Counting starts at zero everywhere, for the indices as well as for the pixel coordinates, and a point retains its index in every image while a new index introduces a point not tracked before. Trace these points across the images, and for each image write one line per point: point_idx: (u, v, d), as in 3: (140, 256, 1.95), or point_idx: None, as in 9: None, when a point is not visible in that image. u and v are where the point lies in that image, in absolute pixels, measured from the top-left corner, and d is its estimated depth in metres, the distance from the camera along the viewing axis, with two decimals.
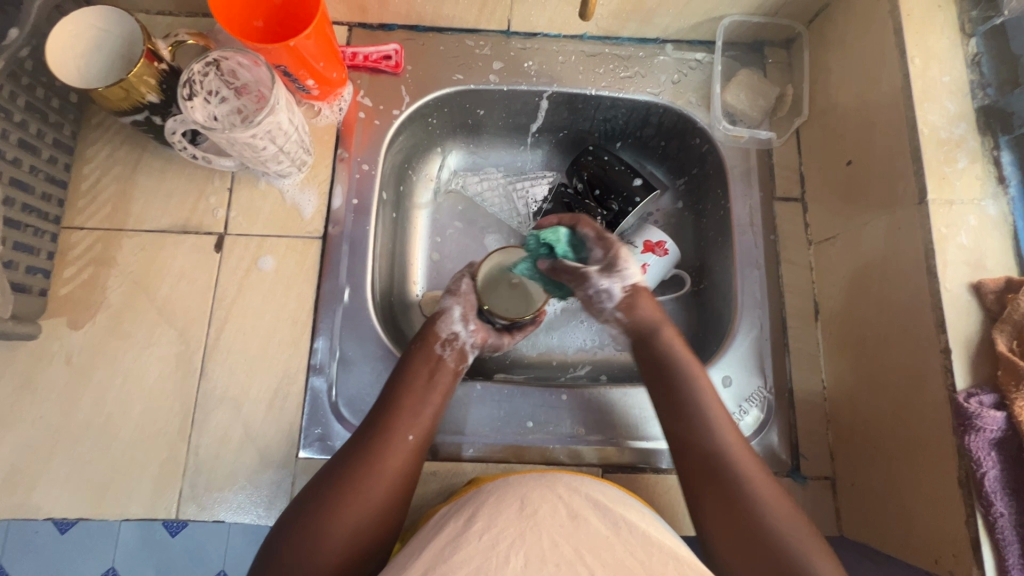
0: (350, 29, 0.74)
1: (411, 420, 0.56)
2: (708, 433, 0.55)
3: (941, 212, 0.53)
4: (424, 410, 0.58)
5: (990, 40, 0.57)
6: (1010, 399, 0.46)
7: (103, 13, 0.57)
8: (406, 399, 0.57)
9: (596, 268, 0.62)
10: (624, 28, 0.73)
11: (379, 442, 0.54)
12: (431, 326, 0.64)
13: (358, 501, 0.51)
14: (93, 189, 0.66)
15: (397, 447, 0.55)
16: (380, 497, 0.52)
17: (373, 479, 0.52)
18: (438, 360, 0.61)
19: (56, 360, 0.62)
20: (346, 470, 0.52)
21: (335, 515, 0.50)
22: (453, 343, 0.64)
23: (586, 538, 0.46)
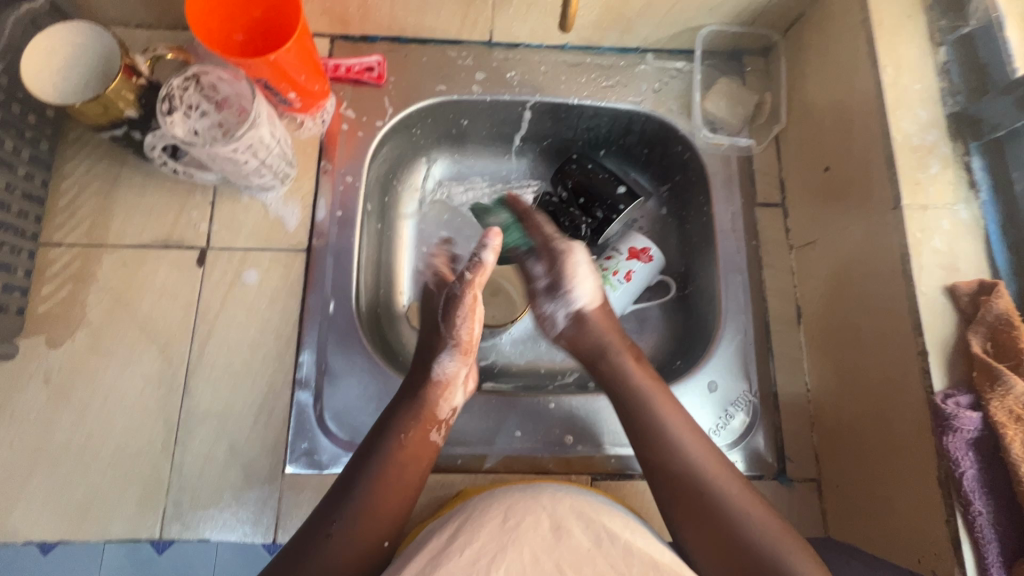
0: (332, 41, 0.74)
1: (402, 488, 0.54)
2: (675, 460, 0.55)
3: (916, 217, 0.54)
4: (415, 476, 0.55)
5: (959, 49, 0.58)
6: (986, 399, 0.47)
7: (80, 28, 0.57)
8: (394, 466, 0.55)
9: (542, 287, 0.65)
10: (605, 38, 0.74)
11: (366, 501, 0.53)
12: (429, 407, 0.58)
13: (340, 561, 0.50)
14: (72, 204, 0.66)
15: (384, 509, 0.53)
16: (363, 560, 0.51)
17: (360, 542, 0.51)
18: (433, 445, 0.58)
19: (34, 380, 0.61)
20: (330, 529, 0.51)
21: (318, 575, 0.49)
22: (448, 420, 0.60)
23: (568, 553, 0.48)
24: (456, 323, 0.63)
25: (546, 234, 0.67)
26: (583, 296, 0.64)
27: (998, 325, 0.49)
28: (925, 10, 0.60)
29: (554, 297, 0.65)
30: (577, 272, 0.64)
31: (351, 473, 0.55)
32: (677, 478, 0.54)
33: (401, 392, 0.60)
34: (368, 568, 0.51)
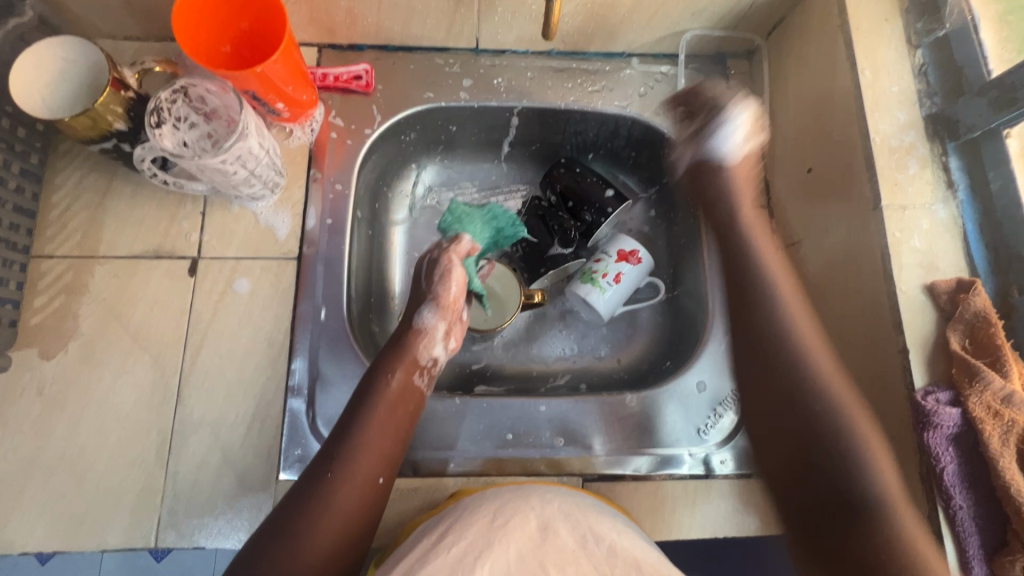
0: (320, 50, 0.74)
1: (389, 426, 0.58)
2: (788, 368, 0.55)
3: (895, 217, 0.55)
4: (400, 419, 0.59)
5: (935, 51, 0.60)
6: (964, 396, 0.48)
7: (66, 43, 0.57)
8: (381, 406, 0.58)
9: None
10: (590, 43, 0.75)
11: (358, 446, 0.55)
12: (410, 350, 0.63)
13: (340, 503, 0.52)
14: (62, 217, 0.66)
15: (374, 453, 0.56)
16: (362, 502, 0.53)
17: (357, 481, 0.54)
18: (417, 389, 0.62)
19: (28, 392, 0.61)
20: (327, 477, 0.53)
21: (322, 521, 0.51)
22: (430, 369, 0.64)
23: (553, 552, 0.48)
24: (435, 283, 0.67)
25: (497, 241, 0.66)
26: None
27: (975, 322, 0.50)
28: (901, 13, 0.61)
29: None
30: None
31: (340, 426, 0.57)
32: (783, 385, 0.54)
33: (384, 347, 0.63)
34: (368, 512, 0.54)
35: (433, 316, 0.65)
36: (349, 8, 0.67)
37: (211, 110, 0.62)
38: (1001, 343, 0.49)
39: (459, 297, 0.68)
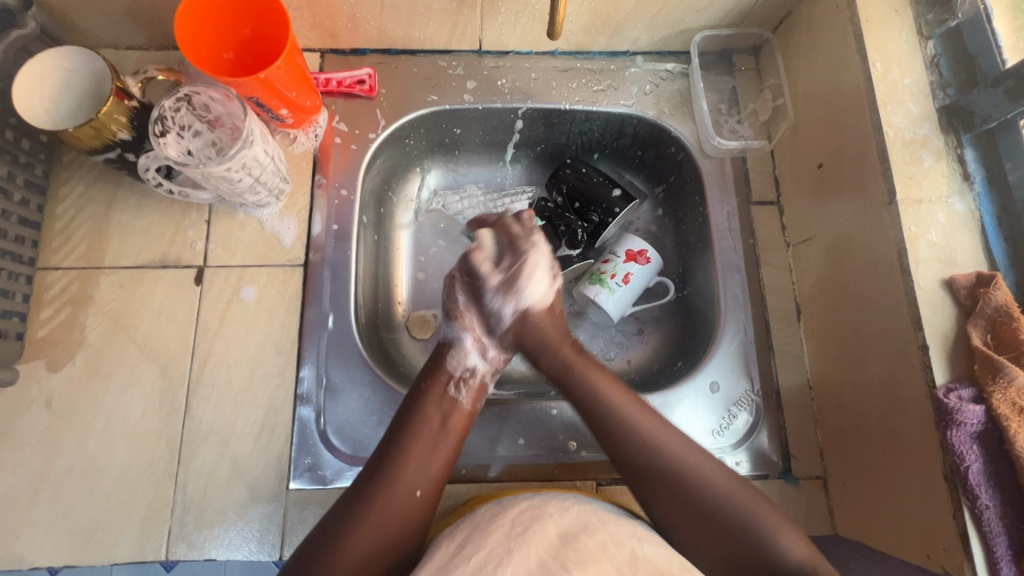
0: (322, 55, 0.74)
1: (427, 442, 0.56)
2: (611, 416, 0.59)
3: (910, 211, 0.54)
4: (440, 438, 0.57)
5: (947, 41, 0.59)
6: (987, 392, 0.47)
7: (69, 53, 0.57)
8: (428, 423, 0.57)
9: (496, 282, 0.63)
10: (594, 42, 0.74)
11: (401, 463, 0.54)
12: (442, 364, 0.62)
13: (382, 524, 0.51)
14: (67, 228, 0.66)
15: (415, 469, 0.54)
16: (404, 523, 0.52)
17: (398, 500, 0.52)
18: (454, 403, 0.60)
19: (35, 405, 0.61)
20: (370, 494, 0.52)
21: (359, 540, 0.50)
22: (469, 380, 0.62)
23: (574, 553, 0.47)
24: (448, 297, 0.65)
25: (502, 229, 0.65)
26: (535, 294, 0.64)
27: (997, 317, 0.49)
28: (911, 5, 0.60)
29: (504, 295, 0.63)
30: (532, 272, 0.63)
31: (384, 441, 0.57)
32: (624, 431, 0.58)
33: (424, 363, 0.63)
34: (411, 527, 0.52)
35: (453, 330, 0.64)
36: (351, 12, 0.67)
37: (215, 118, 0.61)
38: None
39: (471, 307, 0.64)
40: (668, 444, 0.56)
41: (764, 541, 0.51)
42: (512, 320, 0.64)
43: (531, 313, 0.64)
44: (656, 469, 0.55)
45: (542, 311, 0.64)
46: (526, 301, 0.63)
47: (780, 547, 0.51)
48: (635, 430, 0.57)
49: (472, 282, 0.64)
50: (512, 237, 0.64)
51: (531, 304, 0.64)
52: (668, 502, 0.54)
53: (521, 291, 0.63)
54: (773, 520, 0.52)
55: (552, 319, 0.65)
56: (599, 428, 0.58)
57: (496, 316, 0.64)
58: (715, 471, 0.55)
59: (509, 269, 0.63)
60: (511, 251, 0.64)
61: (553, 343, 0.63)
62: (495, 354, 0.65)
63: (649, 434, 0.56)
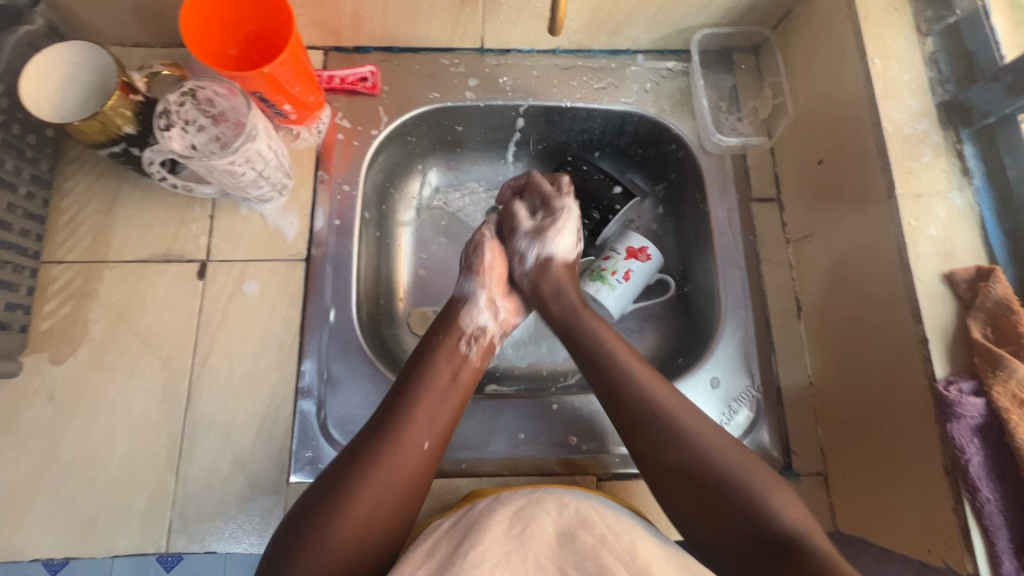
0: (326, 53, 0.75)
1: (436, 396, 0.57)
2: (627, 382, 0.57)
3: (910, 206, 0.55)
4: (450, 393, 0.58)
5: (946, 37, 0.59)
6: (988, 385, 0.47)
7: (76, 48, 0.58)
8: (439, 377, 0.59)
9: (527, 226, 0.68)
10: (595, 40, 0.75)
11: (410, 416, 0.55)
12: (455, 320, 0.64)
13: (392, 472, 0.52)
14: (72, 222, 0.66)
15: (424, 422, 0.55)
16: (413, 473, 0.53)
17: (407, 451, 0.53)
18: (464, 358, 0.62)
19: (38, 397, 0.61)
20: (379, 444, 0.53)
21: (369, 487, 0.50)
22: (479, 338, 0.64)
23: (573, 555, 0.47)
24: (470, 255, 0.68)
25: (545, 185, 0.71)
26: (561, 244, 0.67)
27: (997, 310, 0.49)
28: (910, 2, 0.61)
29: (531, 239, 0.67)
30: (560, 225, 0.68)
31: (391, 396, 0.57)
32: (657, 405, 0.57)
33: (434, 319, 0.65)
34: (420, 480, 0.53)
35: (471, 284, 0.66)
36: (355, 10, 0.68)
37: (219, 113, 0.62)
38: None
39: (496, 266, 0.67)
40: (670, 409, 0.55)
41: (757, 499, 0.49)
42: (534, 263, 0.67)
43: (554, 260, 0.67)
44: (659, 437, 0.54)
45: (562, 264, 0.68)
46: (551, 249, 0.67)
47: (771, 510, 0.49)
48: (651, 400, 0.56)
49: (504, 227, 0.70)
50: (546, 194, 0.70)
51: (555, 254, 0.67)
52: (676, 475, 0.52)
53: (549, 238, 0.67)
54: (767, 485, 0.51)
55: (570, 271, 0.68)
56: (612, 400, 0.57)
57: (521, 258, 0.68)
58: (719, 438, 0.54)
59: (540, 220, 0.69)
60: (546, 207, 0.69)
61: (565, 288, 0.66)
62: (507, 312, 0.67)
63: (660, 400, 0.56)
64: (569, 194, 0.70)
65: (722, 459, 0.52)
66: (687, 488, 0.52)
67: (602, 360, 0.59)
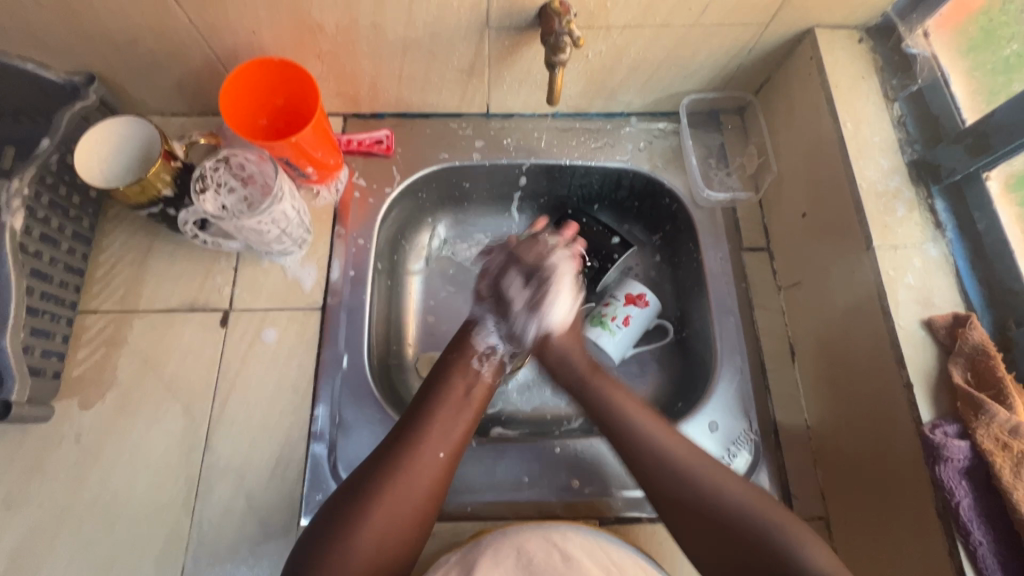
0: (345, 119, 0.82)
1: (453, 409, 0.61)
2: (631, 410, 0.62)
3: (887, 256, 0.58)
4: (464, 406, 0.62)
5: (911, 103, 0.65)
6: (972, 428, 0.49)
7: (125, 120, 0.65)
8: (454, 391, 0.62)
9: (522, 307, 0.67)
10: (592, 105, 0.81)
11: (427, 427, 0.58)
12: (468, 339, 0.68)
13: (411, 479, 0.55)
14: (107, 275, 0.72)
15: (440, 433, 0.58)
16: (429, 483, 0.56)
17: (425, 462, 0.56)
18: (477, 375, 0.65)
19: (65, 441, 0.64)
20: (396, 454, 0.56)
21: (390, 494, 0.54)
22: (490, 356, 0.68)
23: None
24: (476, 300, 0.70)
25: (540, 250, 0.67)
26: (558, 314, 0.67)
27: (975, 355, 0.52)
28: (877, 72, 0.67)
29: (530, 315, 0.67)
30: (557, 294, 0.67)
31: (408, 413, 0.61)
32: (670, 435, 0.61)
33: (449, 341, 0.69)
34: (435, 490, 0.56)
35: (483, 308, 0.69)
36: (372, 83, 0.75)
37: (249, 175, 0.68)
38: (1002, 374, 0.50)
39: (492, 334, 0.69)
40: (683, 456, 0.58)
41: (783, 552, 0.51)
42: (535, 338, 0.68)
43: (553, 334, 0.68)
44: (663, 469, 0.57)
45: (562, 332, 0.68)
46: (549, 322, 0.67)
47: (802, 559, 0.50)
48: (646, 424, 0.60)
49: (500, 305, 0.68)
50: (531, 264, 0.66)
51: (553, 325, 0.68)
52: (671, 507, 0.56)
53: (545, 310, 0.67)
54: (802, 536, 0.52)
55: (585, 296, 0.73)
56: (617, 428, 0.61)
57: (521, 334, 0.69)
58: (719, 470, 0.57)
59: (531, 292, 0.67)
60: (539, 275, 0.66)
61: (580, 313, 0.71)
62: (515, 335, 0.70)
63: (661, 442, 0.59)
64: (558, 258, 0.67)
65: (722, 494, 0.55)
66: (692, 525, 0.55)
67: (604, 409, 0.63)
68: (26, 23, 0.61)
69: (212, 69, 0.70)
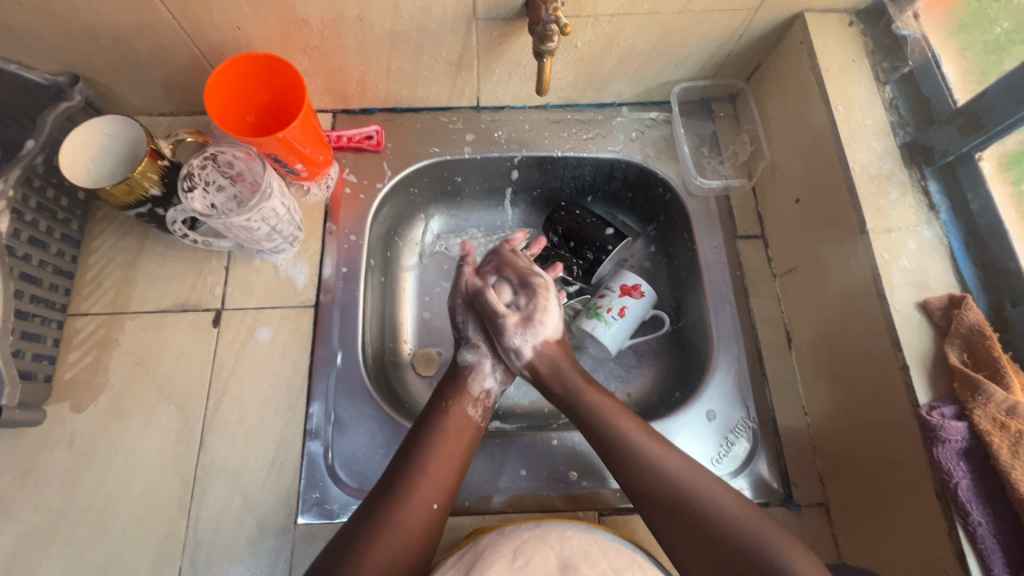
0: (334, 115, 0.81)
1: (446, 455, 0.60)
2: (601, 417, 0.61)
3: (881, 239, 0.58)
4: (456, 454, 0.61)
5: (903, 85, 0.65)
6: (969, 409, 0.49)
7: (110, 120, 0.64)
8: (439, 439, 0.60)
9: (515, 319, 0.67)
10: (582, 96, 0.81)
11: (414, 481, 0.57)
12: (465, 385, 0.66)
13: (404, 532, 0.54)
14: (97, 277, 0.71)
15: (433, 483, 0.58)
16: (425, 529, 0.56)
17: (417, 511, 0.56)
18: (472, 420, 0.64)
19: (58, 445, 0.64)
20: (383, 513, 0.55)
21: (384, 549, 0.53)
22: (483, 401, 0.67)
23: None
24: (467, 328, 0.71)
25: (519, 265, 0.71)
26: (547, 328, 0.68)
27: (971, 336, 0.51)
28: (867, 55, 0.67)
29: (524, 330, 0.66)
30: (547, 307, 0.68)
31: (399, 459, 0.59)
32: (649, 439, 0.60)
33: (442, 381, 0.68)
34: (430, 535, 0.56)
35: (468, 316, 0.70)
36: (361, 78, 0.74)
37: (237, 173, 0.67)
38: (998, 354, 0.49)
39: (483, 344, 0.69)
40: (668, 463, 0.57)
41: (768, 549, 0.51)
42: (531, 352, 0.67)
43: (545, 345, 0.67)
44: (645, 473, 0.57)
45: (552, 345, 0.68)
46: (541, 334, 0.67)
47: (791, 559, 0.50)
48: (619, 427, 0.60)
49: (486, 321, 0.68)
50: (523, 272, 0.70)
51: (545, 337, 0.67)
52: (666, 518, 0.55)
53: (538, 325, 0.67)
54: (778, 540, 0.52)
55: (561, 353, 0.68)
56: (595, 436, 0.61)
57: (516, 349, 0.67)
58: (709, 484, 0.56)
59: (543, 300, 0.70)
60: (527, 286, 0.69)
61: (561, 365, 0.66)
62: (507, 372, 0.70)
63: (640, 445, 0.58)
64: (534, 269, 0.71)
65: (712, 503, 0.54)
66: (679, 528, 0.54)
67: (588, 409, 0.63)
68: (8, 25, 0.60)
69: (198, 66, 0.70)
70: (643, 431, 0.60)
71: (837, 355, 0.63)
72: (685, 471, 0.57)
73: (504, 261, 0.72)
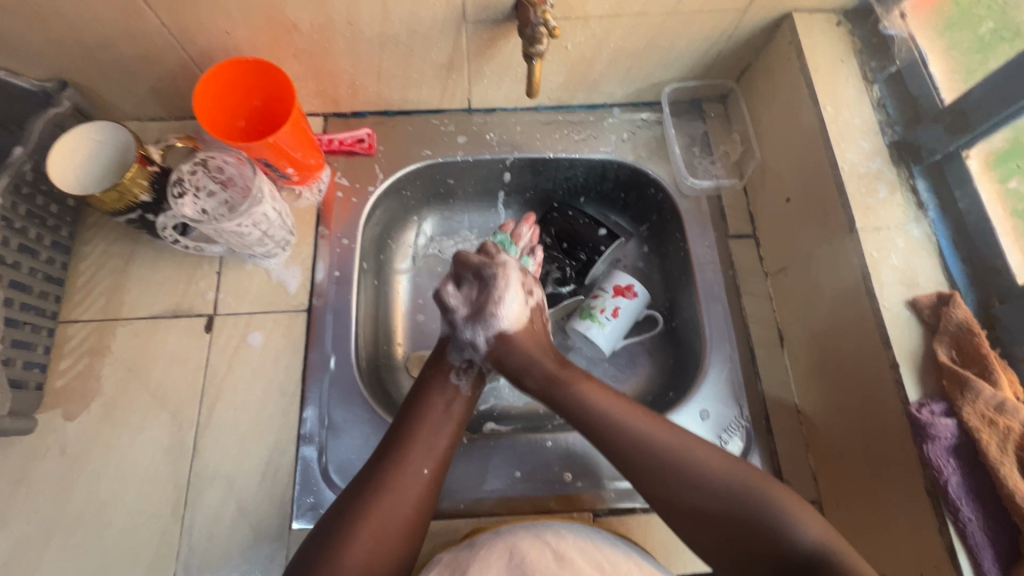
0: (326, 119, 0.81)
1: (435, 424, 0.61)
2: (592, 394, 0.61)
3: (871, 238, 0.58)
4: (445, 420, 0.62)
5: (890, 84, 0.65)
6: (958, 406, 0.49)
7: (99, 126, 0.64)
8: (429, 409, 0.62)
9: (465, 316, 0.67)
10: (573, 97, 0.81)
11: (404, 448, 0.58)
12: (443, 356, 0.68)
13: (397, 500, 0.55)
14: (88, 284, 0.71)
15: (422, 450, 0.58)
16: (417, 497, 0.56)
17: (409, 478, 0.56)
18: (457, 389, 0.65)
19: (50, 453, 0.63)
20: (378, 478, 0.56)
21: (374, 514, 0.53)
22: (467, 368, 0.67)
23: None
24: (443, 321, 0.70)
25: (477, 258, 0.68)
26: (506, 319, 0.66)
27: (960, 333, 0.52)
28: (856, 54, 0.67)
29: (474, 324, 0.67)
30: (504, 297, 0.66)
31: (392, 429, 0.61)
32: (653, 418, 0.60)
33: (426, 360, 0.69)
34: (423, 503, 0.56)
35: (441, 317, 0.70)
36: (351, 81, 0.74)
37: (228, 178, 0.67)
38: (986, 351, 0.50)
39: (455, 350, 0.68)
40: (682, 445, 0.57)
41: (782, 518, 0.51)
42: (487, 347, 0.66)
43: (506, 336, 0.66)
44: (648, 453, 0.57)
45: (519, 332, 0.66)
46: (498, 327, 0.66)
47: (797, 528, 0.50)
48: (616, 407, 0.60)
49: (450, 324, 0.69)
50: (479, 266, 0.67)
51: (506, 328, 0.66)
52: (675, 508, 0.55)
53: (492, 319, 0.66)
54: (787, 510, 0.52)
55: (532, 337, 0.66)
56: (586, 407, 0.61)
57: (473, 345, 0.67)
58: (712, 458, 0.56)
59: (478, 295, 0.67)
60: (482, 280, 0.67)
61: (535, 360, 0.64)
62: (489, 340, 0.70)
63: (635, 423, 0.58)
64: (502, 260, 0.68)
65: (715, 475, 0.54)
66: (690, 511, 0.54)
67: (578, 382, 0.63)
68: None
69: (188, 71, 0.69)
70: (642, 410, 0.60)
71: (828, 352, 0.64)
72: (692, 447, 0.56)
73: (465, 258, 0.69)
